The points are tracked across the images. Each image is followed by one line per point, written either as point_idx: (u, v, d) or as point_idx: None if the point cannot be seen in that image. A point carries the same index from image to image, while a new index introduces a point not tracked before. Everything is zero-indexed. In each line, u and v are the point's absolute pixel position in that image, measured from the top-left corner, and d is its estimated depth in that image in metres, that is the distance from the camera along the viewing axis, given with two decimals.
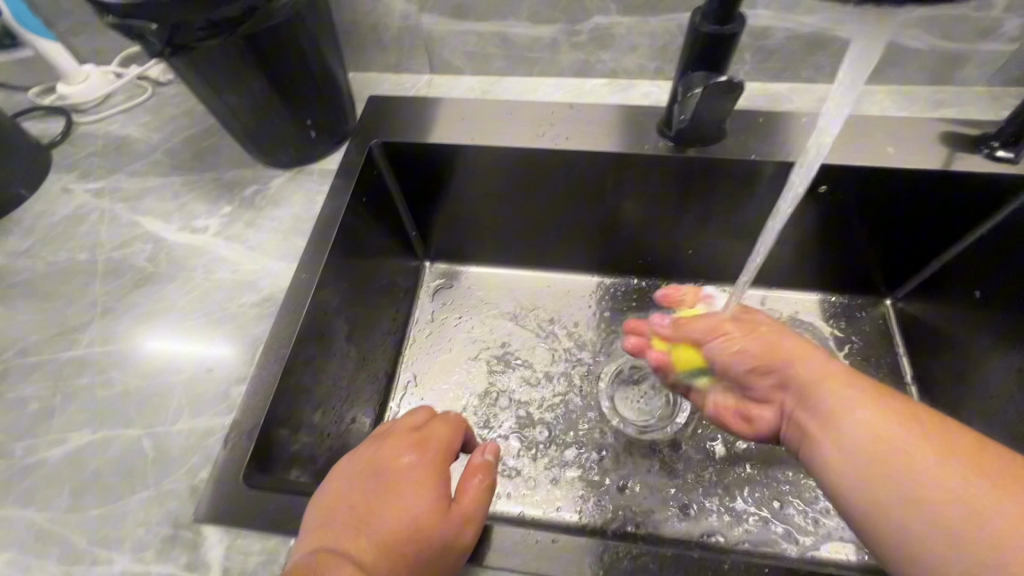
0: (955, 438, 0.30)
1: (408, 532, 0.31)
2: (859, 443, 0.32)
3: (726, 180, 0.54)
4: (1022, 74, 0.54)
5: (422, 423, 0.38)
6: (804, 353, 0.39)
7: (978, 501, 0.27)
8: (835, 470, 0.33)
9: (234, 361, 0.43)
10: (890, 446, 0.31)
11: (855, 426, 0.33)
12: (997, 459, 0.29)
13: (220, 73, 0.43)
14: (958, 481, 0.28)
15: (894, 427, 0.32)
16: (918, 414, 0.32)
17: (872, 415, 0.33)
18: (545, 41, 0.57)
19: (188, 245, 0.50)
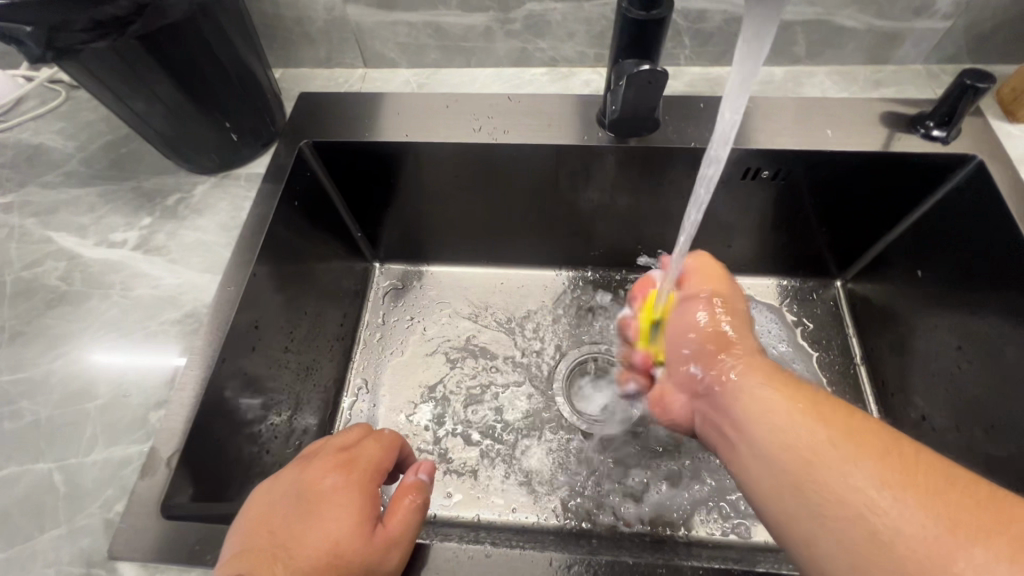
0: (869, 432, 0.29)
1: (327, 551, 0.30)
2: (771, 440, 0.31)
3: (669, 168, 0.53)
4: (956, 51, 0.54)
5: (353, 442, 0.37)
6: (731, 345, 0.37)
7: (879, 502, 0.26)
8: (749, 463, 0.32)
9: (153, 384, 0.41)
10: (803, 443, 0.30)
11: (771, 423, 0.31)
12: (908, 455, 0.27)
13: (118, 77, 0.40)
14: (861, 481, 0.27)
15: (803, 425, 0.30)
16: (835, 408, 0.31)
17: (790, 410, 0.31)
18: (479, 30, 0.55)
19: (105, 261, 0.47)
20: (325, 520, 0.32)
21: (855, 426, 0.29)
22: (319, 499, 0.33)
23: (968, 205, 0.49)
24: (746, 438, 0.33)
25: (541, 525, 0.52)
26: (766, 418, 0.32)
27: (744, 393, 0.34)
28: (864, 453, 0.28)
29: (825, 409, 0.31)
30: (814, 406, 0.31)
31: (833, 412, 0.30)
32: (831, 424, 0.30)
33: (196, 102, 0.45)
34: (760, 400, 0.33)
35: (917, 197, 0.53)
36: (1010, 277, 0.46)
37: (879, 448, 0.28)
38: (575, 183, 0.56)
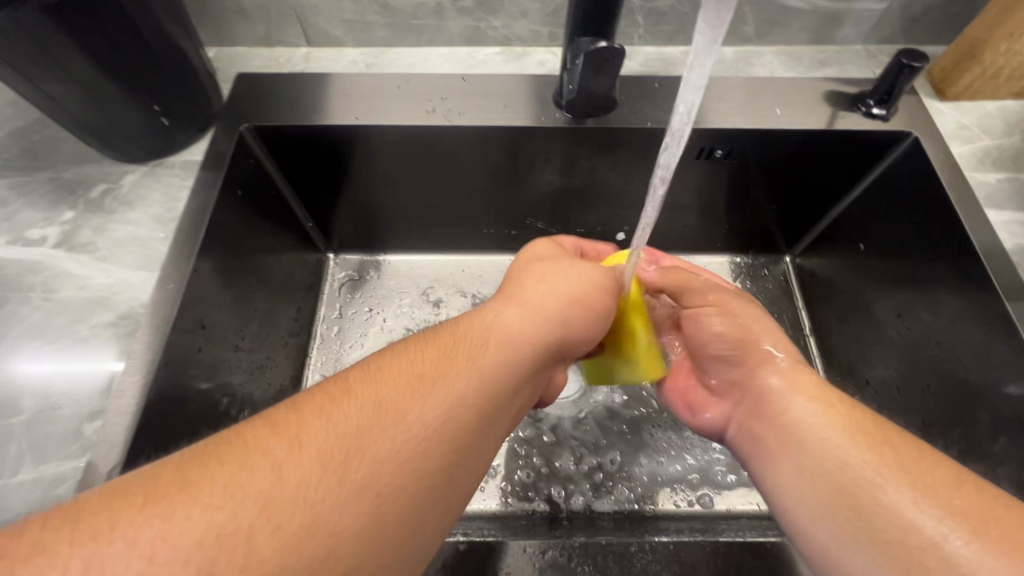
0: (916, 459, 0.31)
1: (533, 349, 0.35)
2: (824, 465, 0.34)
3: (627, 149, 0.53)
4: (892, 32, 0.56)
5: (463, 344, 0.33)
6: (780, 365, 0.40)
7: (931, 518, 0.28)
8: (786, 478, 0.36)
9: (88, 393, 0.37)
10: (844, 465, 0.33)
11: (816, 444, 0.35)
12: (956, 481, 0.30)
13: (19, 54, 0.36)
14: (894, 498, 0.30)
15: (851, 447, 0.33)
16: (884, 436, 0.33)
17: (838, 434, 0.34)
18: (428, 7, 0.53)
19: (23, 260, 0.43)
20: (549, 311, 0.37)
21: (920, 458, 0.31)
22: (546, 295, 0.38)
23: (906, 181, 0.52)
24: (786, 455, 0.36)
25: (509, 508, 0.52)
26: (826, 443, 0.34)
27: (801, 412, 0.37)
28: (917, 485, 0.30)
29: (885, 439, 0.33)
30: (873, 432, 0.34)
31: (881, 438, 0.33)
32: (890, 455, 0.32)
33: (119, 83, 0.41)
34: (813, 417, 0.36)
35: (859, 173, 0.55)
36: (943, 247, 0.48)
37: (938, 483, 0.30)
38: (534, 166, 0.55)
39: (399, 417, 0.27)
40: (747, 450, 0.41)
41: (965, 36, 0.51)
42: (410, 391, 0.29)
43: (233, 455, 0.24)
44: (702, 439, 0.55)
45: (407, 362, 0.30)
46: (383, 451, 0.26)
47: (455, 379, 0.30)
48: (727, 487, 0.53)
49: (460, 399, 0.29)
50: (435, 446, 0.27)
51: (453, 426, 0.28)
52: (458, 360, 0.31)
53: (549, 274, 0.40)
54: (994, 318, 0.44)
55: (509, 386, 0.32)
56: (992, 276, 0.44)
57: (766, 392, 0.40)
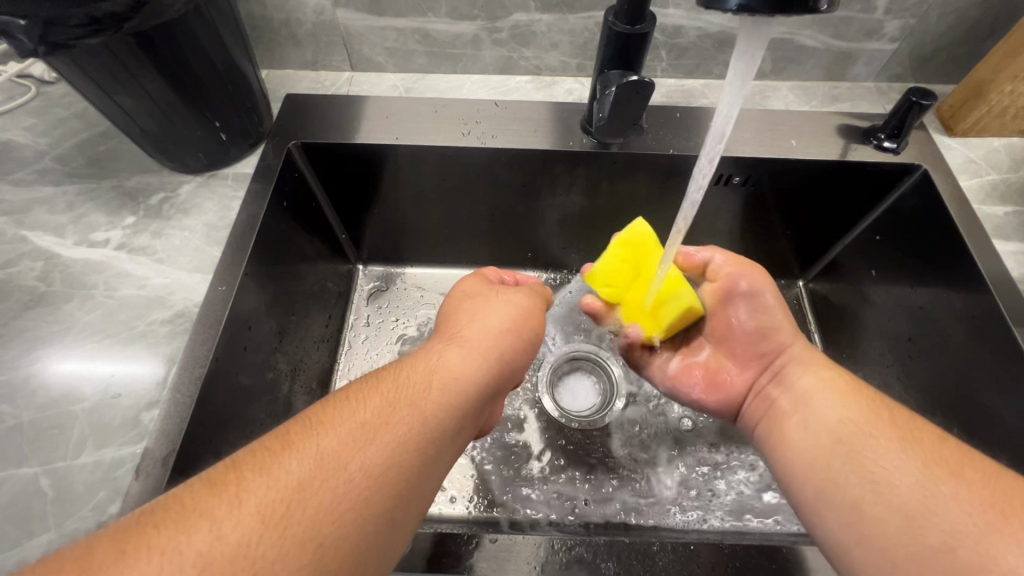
0: (915, 429, 0.34)
1: (476, 388, 0.37)
2: (826, 426, 0.37)
3: (649, 172, 0.56)
4: (902, 71, 0.59)
5: (398, 387, 0.33)
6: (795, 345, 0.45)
7: (928, 486, 0.30)
8: (795, 437, 0.39)
9: (144, 385, 0.40)
10: (845, 430, 0.36)
11: (825, 408, 0.38)
12: (949, 447, 0.32)
13: (106, 74, 0.40)
14: (894, 464, 0.32)
15: (854, 415, 0.36)
16: (882, 409, 0.36)
17: (842, 402, 0.38)
18: (466, 37, 0.57)
19: (87, 260, 0.46)
20: (485, 344, 0.40)
21: (907, 422, 0.35)
22: (483, 332, 0.41)
23: (916, 211, 0.54)
24: (798, 414, 0.40)
25: (526, 515, 0.53)
26: (827, 407, 0.38)
27: (815, 385, 0.40)
28: (907, 442, 0.33)
29: (875, 406, 0.37)
30: (874, 403, 0.37)
31: (883, 411, 0.36)
32: (885, 418, 0.35)
33: (187, 100, 0.45)
34: (822, 390, 0.40)
35: (870, 202, 0.58)
36: (952, 275, 0.50)
37: (925, 441, 0.33)
38: (559, 187, 0.59)
39: (344, 461, 0.28)
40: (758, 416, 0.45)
41: (971, 77, 0.54)
42: (356, 434, 0.30)
43: (179, 519, 0.24)
44: (718, 455, 0.57)
45: (348, 406, 0.31)
46: (332, 495, 0.27)
47: (401, 419, 0.31)
48: (744, 501, 0.54)
49: (404, 437, 0.31)
50: (382, 483, 0.29)
51: (399, 463, 0.30)
52: (405, 402, 0.32)
53: (480, 311, 0.43)
54: (1001, 344, 0.46)
55: (454, 424, 0.34)
56: (999, 302, 0.46)
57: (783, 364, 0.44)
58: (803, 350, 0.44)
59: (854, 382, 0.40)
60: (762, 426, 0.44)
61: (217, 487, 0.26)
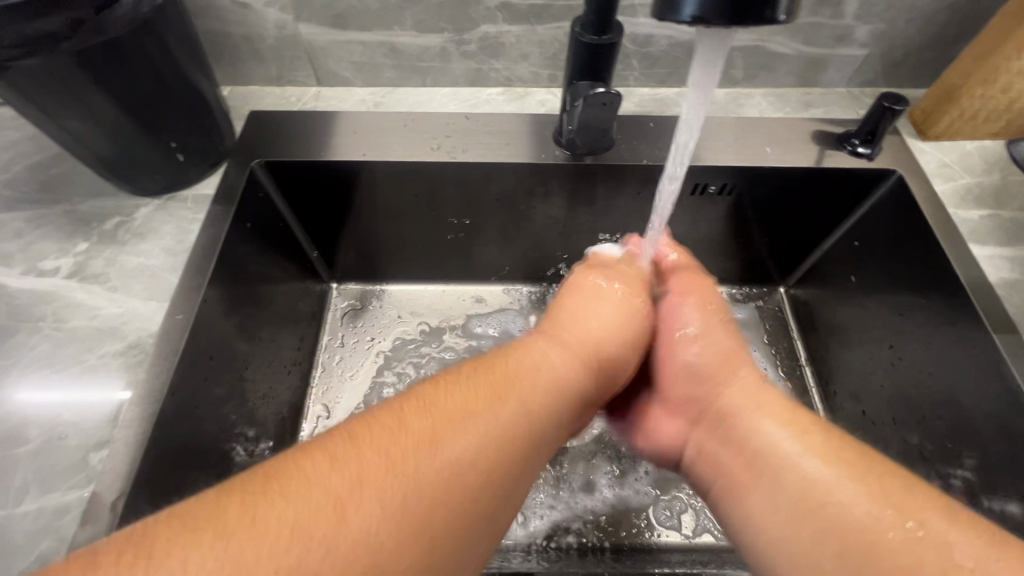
0: (885, 480, 0.31)
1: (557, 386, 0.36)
2: (793, 475, 0.33)
3: (624, 183, 0.55)
4: (874, 76, 0.59)
5: (480, 383, 0.32)
6: (757, 394, 0.40)
7: (907, 534, 0.28)
8: (749, 497, 0.35)
9: (94, 423, 0.38)
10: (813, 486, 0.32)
11: (787, 452, 0.35)
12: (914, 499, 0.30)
13: (46, 95, 0.38)
14: (873, 513, 0.30)
15: (823, 466, 0.33)
16: (860, 459, 0.33)
17: (808, 447, 0.34)
18: (434, 50, 0.55)
19: (34, 290, 0.44)
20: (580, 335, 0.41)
21: (837, 447, 0.34)
22: (577, 325, 0.43)
23: (893, 216, 0.54)
24: (745, 467, 0.36)
25: (510, 543, 0.51)
26: (786, 450, 0.35)
27: (772, 429, 0.37)
28: (853, 480, 0.32)
29: (841, 453, 0.33)
30: (839, 448, 0.34)
31: (851, 458, 0.33)
32: (820, 447, 0.34)
33: (138, 120, 0.43)
34: (781, 432, 0.36)
35: (848, 207, 0.57)
36: (927, 282, 0.50)
37: (900, 489, 0.31)
38: (535, 199, 0.57)
39: (431, 453, 0.27)
40: (708, 475, 0.40)
41: (943, 80, 0.54)
42: (430, 432, 0.28)
43: (253, 502, 0.23)
44: None
45: (435, 401, 0.30)
46: (413, 489, 0.25)
47: (486, 416, 0.30)
48: None
49: (488, 433, 0.29)
50: (466, 488, 0.27)
51: (481, 469, 0.28)
52: (492, 398, 0.31)
53: (589, 303, 0.45)
54: (981, 349, 0.45)
55: (542, 429, 0.33)
56: (977, 308, 0.46)
57: (725, 413, 0.40)
58: (769, 399, 0.40)
59: (792, 408, 0.38)
60: (709, 472, 0.40)
61: (296, 465, 0.25)
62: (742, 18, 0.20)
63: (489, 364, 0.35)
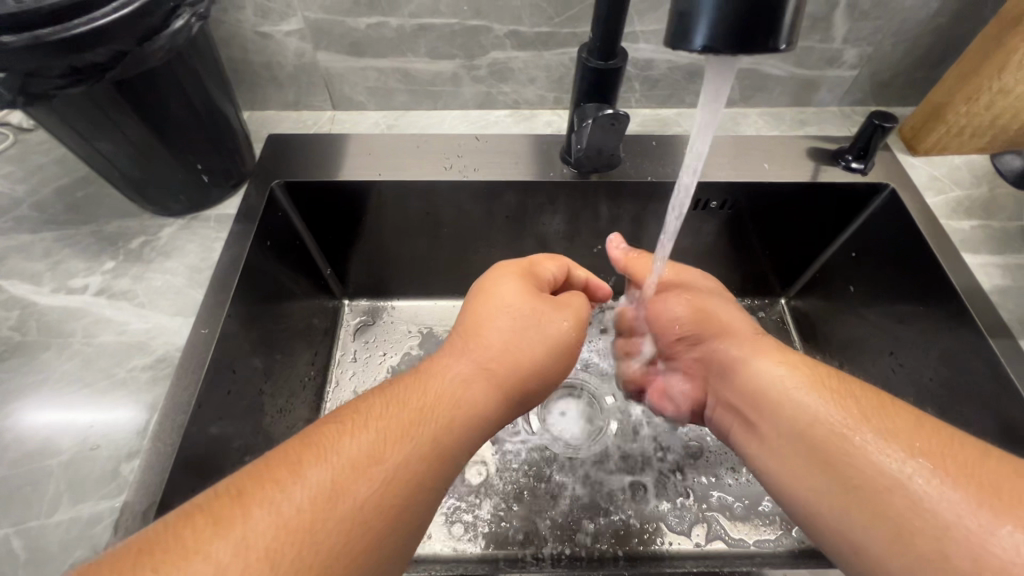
0: (894, 421, 0.34)
1: (468, 395, 0.35)
2: (806, 424, 0.37)
3: (629, 199, 0.57)
4: (864, 96, 0.62)
5: (397, 401, 0.32)
6: (753, 354, 0.44)
7: (924, 479, 0.30)
8: (768, 451, 0.39)
9: (124, 434, 0.39)
10: (821, 431, 0.36)
11: (790, 408, 0.39)
12: (935, 437, 0.32)
13: (84, 119, 0.40)
14: (886, 461, 0.32)
15: (837, 415, 0.36)
16: (866, 405, 0.36)
17: (809, 400, 0.38)
18: (446, 75, 0.58)
19: (63, 308, 0.45)
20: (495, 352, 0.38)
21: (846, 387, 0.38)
22: (484, 325, 0.40)
23: (887, 227, 0.56)
24: (765, 421, 0.40)
25: (526, 552, 0.52)
26: (798, 404, 0.38)
27: (784, 381, 0.40)
28: (847, 410, 0.36)
29: (852, 402, 0.36)
30: (847, 397, 0.37)
31: (870, 407, 0.35)
32: (840, 399, 0.37)
33: (168, 143, 0.45)
34: (790, 385, 0.40)
35: (844, 220, 0.59)
36: (921, 291, 0.52)
37: (909, 435, 0.33)
38: (543, 215, 0.59)
39: (353, 484, 0.27)
40: (723, 417, 0.46)
41: (930, 99, 0.57)
42: (353, 460, 0.28)
43: (195, 532, 0.24)
44: (715, 474, 0.56)
45: (349, 431, 0.30)
46: (340, 521, 0.26)
47: (408, 438, 0.31)
48: (745, 520, 0.54)
49: (416, 450, 0.30)
50: (383, 507, 0.28)
51: (397, 494, 0.29)
52: (412, 421, 0.32)
53: (486, 303, 0.41)
54: (977, 353, 0.46)
55: (463, 439, 0.34)
56: (972, 314, 0.47)
57: (723, 361, 0.47)
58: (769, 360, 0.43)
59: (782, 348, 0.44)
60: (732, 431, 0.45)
61: (207, 506, 0.25)
62: (747, 47, 0.21)
63: (409, 379, 0.35)
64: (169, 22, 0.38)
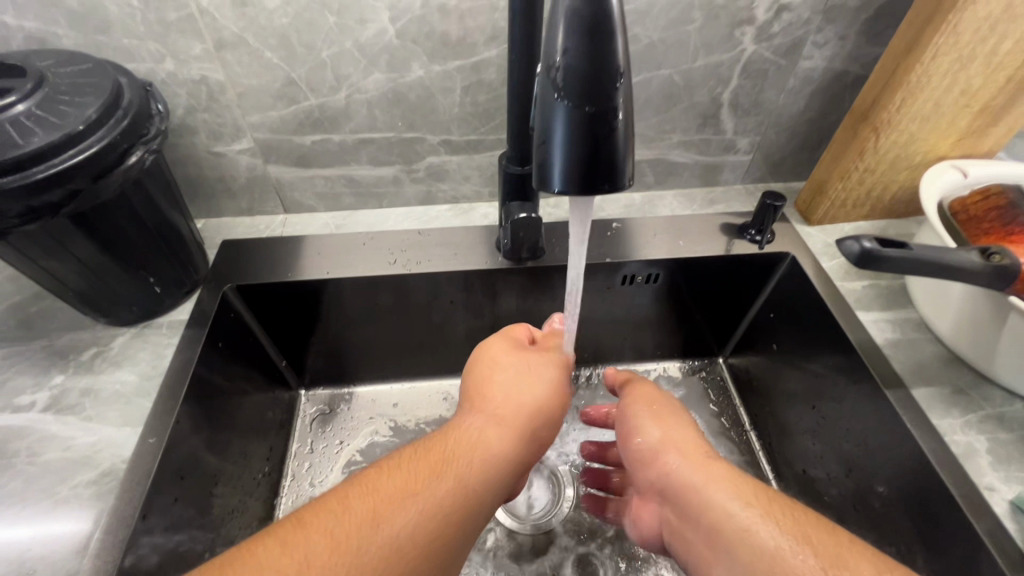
0: (834, 548, 0.35)
1: (483, 444, 0.41)
2: (751, 548, 0.37)
3: (563, 280, 0.62)
4: (762, 175, 0.70)
5: (418, 456, 0.38)
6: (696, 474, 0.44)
7: None
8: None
9: (62, 556, 0.39)
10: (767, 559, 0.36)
11: (731, 533, 0.38)
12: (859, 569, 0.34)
13: (39, 247, 0.43)
14: None
15: (779, 541, 0.36)
16: (807, 536, 0.36)
17: (752, 523, 0.38)
18: (388, 178, 0.64)
19: (9, 427, 0.46)
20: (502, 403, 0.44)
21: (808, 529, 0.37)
22: (495, 382, 0.46)
23: (793, 291, 0.62)
24: (709, 547, 0.39)
25: None
26: (741, 527, 0.38)
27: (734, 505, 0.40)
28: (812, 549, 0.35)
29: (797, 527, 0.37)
30: (794, 523, 0.37)
31: (819, 536, 0.36)
32: (786, 524, 0.37)
33: (119, 261, 0.48)
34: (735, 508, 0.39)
35: (759, 286, 0.66)
36: (828, 348, 0.57)
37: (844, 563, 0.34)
38: (486, 298, 0.64)
39: (371, 530, 0.33)
40: (682, 556, 0.43)
41: (814, 176, 0.65)
42: (373, 512, 0.34)
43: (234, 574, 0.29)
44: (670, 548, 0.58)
45: (379, 481, 0.36)
46: (353, 566, 0.31)
47: (424, 493, 0.35)
48: None
49: (431, 506, 0.35)
50: (406, 552, 0.33)
51: (414, 542, 0.33)
52: (431, 478, 0.37)
53: (489, 365, 0.48)
54: (879, 402, 0.51)
55: (480, 490, 0.38)
56: (870, 367, 0.52)
57: (676, 489, 0.44)
58: (717, 480, 0.42)
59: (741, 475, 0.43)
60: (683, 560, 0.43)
61: (255, 547, 0.31)
62: (593, 189, 0.26)
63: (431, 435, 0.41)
64: (122, 159, 0.42)
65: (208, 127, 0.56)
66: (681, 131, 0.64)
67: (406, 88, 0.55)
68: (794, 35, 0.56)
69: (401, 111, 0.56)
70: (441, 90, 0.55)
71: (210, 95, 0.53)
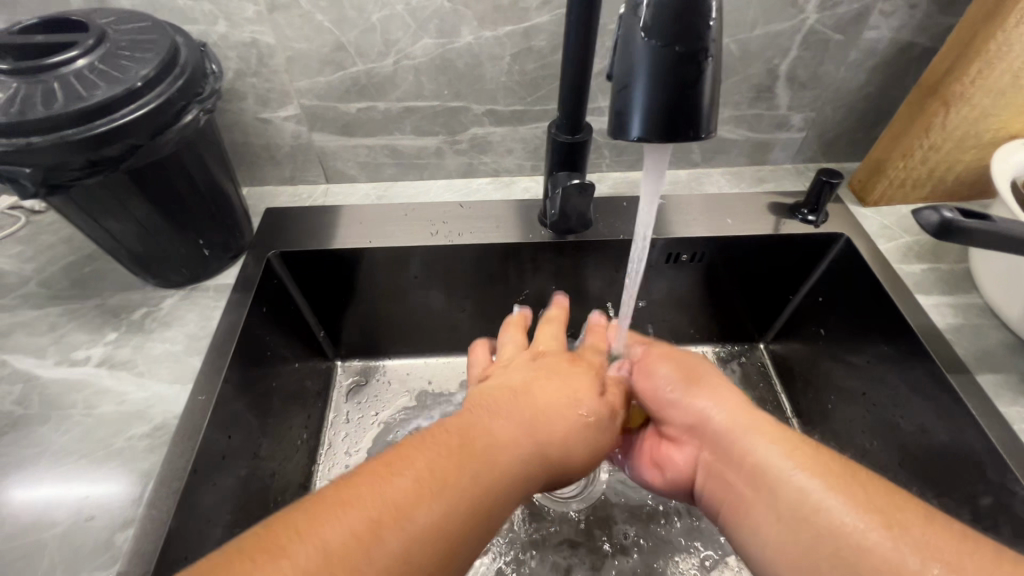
0: (872, 485, 0.35)
1: (529, 446, 0.37)
2: (786, 485, 0.37)
3: (606, 255, 0.61)
4: (814, 153, 0.68)
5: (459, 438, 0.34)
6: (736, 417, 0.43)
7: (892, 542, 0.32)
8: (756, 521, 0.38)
9: (118, 504, 0.40)
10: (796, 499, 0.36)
11: (773, 468, 0.38)
12: (903, 510, 0.33)
13: (98, 203, 0.44)
14: (862, 527, 0.33)
15: (810, 476, 0.37)
16: (844, 474, 0.36)
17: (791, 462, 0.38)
18: (430, 149, 0.63)
19: (66, 380, 0.47)
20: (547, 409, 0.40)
21: (841, 469, 0.37)
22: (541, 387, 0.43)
23: (846, 274, 0.60)
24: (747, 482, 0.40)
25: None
26: (776, 462, 0.38)
27: (775, 452, 0.39)
28: (860, 502, 0.34)
29: (829, 463, 0.37)
30: (830, 463, 0.37)
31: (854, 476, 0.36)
32: (818, 466, 0.37)
33: (171, 222, 0.49)
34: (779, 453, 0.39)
35: (808, 267, 0.63)
36: (883, 333, 0.55)
37: (885, 502, 0.34)
38: (525, 273, 0.63)
39: (396, 522, 0.28)
40: (711, 488, 0.43)
41: (871, 156, 0.63)
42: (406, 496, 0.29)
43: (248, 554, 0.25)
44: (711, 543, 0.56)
45: (409, 464, 0.32)
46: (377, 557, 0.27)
47: (453, 488, 0.31)
48: None
49: (453, 506, 0.30)
50: (433, 546, 0.28)
51: (453, 531, 0.30)
52: (465, 465, 0.32)
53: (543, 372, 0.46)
54: (937, 390, 0.49)
55: (511, 495, 0.34)
56: (930, 352, 0.50)
57: (721, 432, 0.43)
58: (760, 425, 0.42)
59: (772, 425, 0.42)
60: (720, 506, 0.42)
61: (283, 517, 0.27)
62: (675, 137, 0.26)
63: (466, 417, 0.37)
64: (180, 117, 0.42)
65: (256, 92, 0.56)
66: (732, 105, 0.62)
67: (454, 54, 0.54)
68: (859, 4, 0.53)
69: (448, 78, 0.56)
70: (490, 57, 0.54)
71: (260, 59, 0.53)
